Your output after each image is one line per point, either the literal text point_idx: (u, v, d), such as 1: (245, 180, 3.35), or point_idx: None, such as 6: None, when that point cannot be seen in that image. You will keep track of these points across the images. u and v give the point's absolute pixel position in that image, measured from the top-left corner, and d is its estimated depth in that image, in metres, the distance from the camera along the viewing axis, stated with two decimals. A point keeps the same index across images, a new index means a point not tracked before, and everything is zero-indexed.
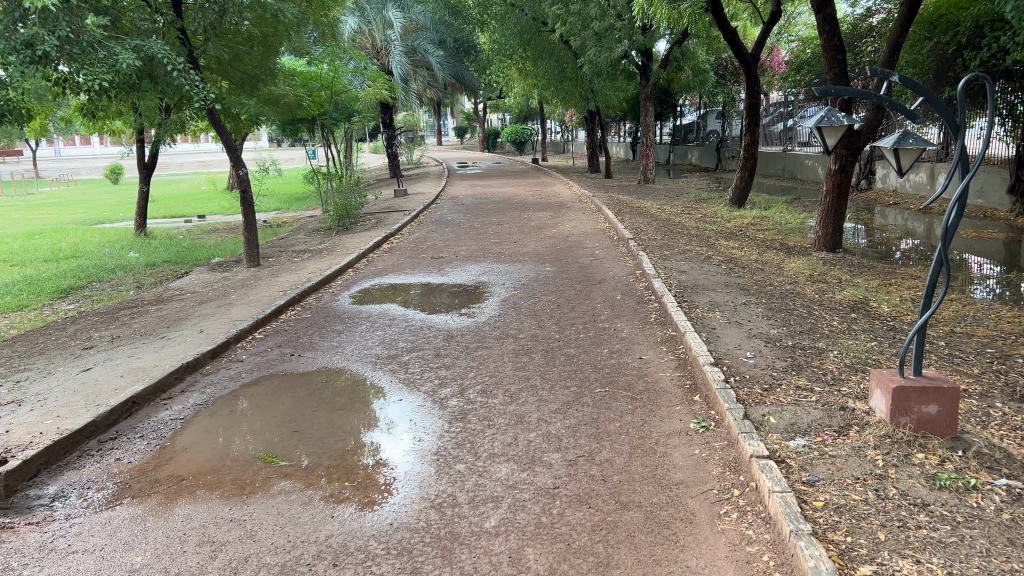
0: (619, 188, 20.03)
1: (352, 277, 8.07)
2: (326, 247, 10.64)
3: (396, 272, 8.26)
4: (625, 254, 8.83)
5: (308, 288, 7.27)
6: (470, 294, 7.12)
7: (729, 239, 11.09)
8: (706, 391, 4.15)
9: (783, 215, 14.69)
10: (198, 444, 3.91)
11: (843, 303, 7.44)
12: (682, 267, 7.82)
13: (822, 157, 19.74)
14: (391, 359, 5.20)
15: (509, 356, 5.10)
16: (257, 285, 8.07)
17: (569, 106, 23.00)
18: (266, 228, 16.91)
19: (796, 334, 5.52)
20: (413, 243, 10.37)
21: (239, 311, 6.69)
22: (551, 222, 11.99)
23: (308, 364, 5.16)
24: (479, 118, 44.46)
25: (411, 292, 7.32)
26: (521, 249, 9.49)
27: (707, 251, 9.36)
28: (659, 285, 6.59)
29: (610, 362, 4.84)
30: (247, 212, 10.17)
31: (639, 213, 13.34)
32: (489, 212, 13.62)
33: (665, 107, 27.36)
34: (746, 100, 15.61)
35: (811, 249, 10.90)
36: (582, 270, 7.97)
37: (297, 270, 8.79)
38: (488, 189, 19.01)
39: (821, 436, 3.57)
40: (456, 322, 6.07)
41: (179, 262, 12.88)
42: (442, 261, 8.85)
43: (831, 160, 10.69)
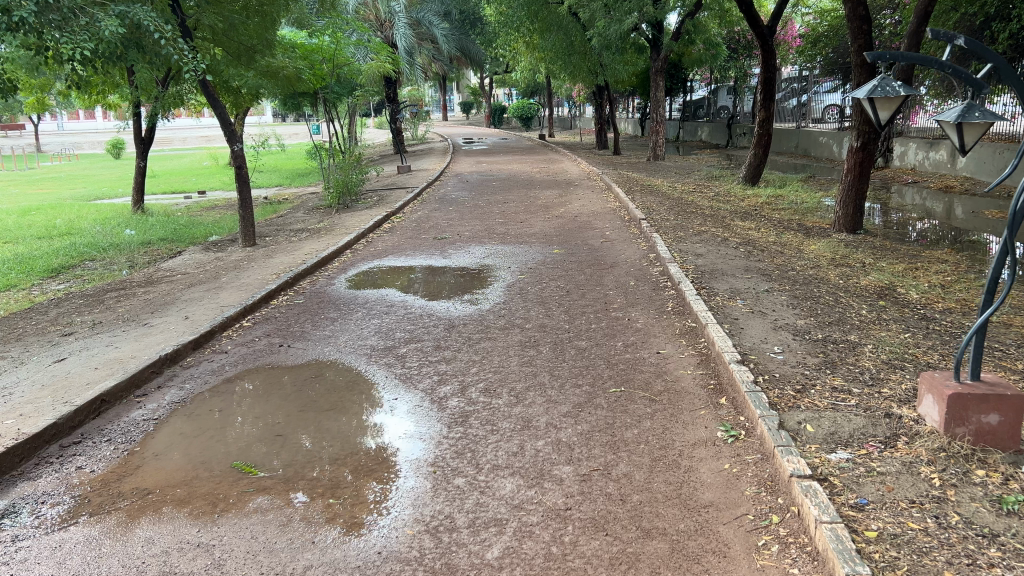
0: (628, 166, 19.52)
1: (350, 259, 7.66)
2: (324, 227, 10.23)
3: (396, 253, 7.86)
4: (636, 235, 8.40)
5: (303, 270, 6.87)
6: (474, 278, 6.71)
7: (744, 219, 10.63)
8: (733, 393, 3.75)
9: (798, 195, 14.20)
10: (172, 449, 3.53)
11: (869, 289, 7.02)
12: (698, 250, 7.41)
13: (838, 134, 19.20)
14: (387, 351, 4.80)
15: (515, 349, 4.71)
16: (251, 266, 7.67)
17: (577, 81, 22.45)
18: (266, 205, 16.49)
19: (825, 326, 5.11)
20: (416, 222, 9.95)
21: (229, 295, 6.31)
22: (559, 201, 11.55)
23: (297, 356, 4.77)
24: (486, 93, 43.85)
25: (411, 275, 6.91)
26: (528, 230, 9.07)
27: (723, 232, 8.92)
28: (676, 271, 6.18)
29: (625, 357, 4.45)
30: (243, 189, 9.74)
31: (650, 192, 12.90)
32: (495, 190, 13.20)
33: (675, 82, 26.75)
34: (761, 74, 15.06)
35: (829, 230, 10.43)
36: (591, 252, 7.56)
37: (293, 250, 8.39)
38: (493, 166, 18.56)
39: (865, 448, 3.18)
40: (460, 310, 5.67)
41: (175, 241, 12.49)
42: (444, 242, 8.44)
43: (852, 138, 10.22)
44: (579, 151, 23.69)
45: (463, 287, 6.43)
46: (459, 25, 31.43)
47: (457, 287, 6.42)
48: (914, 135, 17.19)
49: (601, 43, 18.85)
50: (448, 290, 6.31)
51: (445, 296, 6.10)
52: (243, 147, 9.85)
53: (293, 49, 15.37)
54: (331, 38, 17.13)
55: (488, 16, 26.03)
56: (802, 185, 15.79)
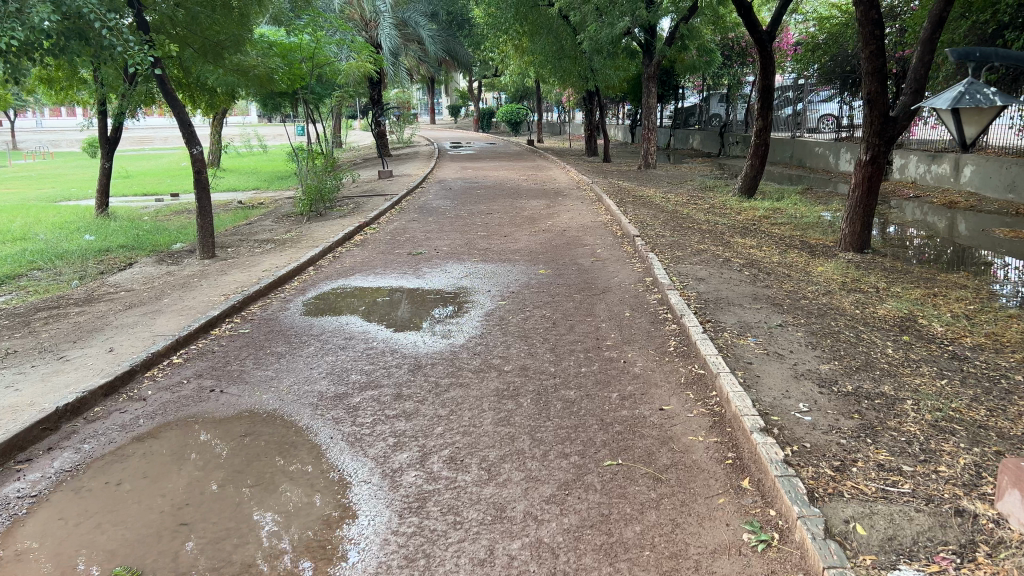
0: (619, 174, 18.81)
1: (312, 277, 6.88)
2: (291, 237, 9.43)
3: (365, 271, 7.09)
4: (630, 254, 7.67)
5: (255, 293, 6.07)
6: (446, 303, 5.94)
7: (744, 236, 9.93)
8: (757, 474, 3.01)
9: (797, 208, 13.53)
10: (40, 545, 2.76)
11: (888, 320, 6.30)
12: (699, 273, 6.69)
13: (835, 145, 18.64)
14: (338, 400, 4.03)
15: (487, 400, 3.93)
16: (202, 284, 6.89)
17: (566, 86, 21.74)
18: (240, 210, 15.68)
19: (853, 373, 4.38)
20: (391, 234, 9.18)
21: (166, 321, 5.52)
22: (547, 212, 10.81)
23: (230, 405, 4.00)
24: (474, 97, 43.10)
25: (376, 300, 6.11)
26: (512, 246, 8.31)
27: (724, 251, 8.21)
28: (676, 300, 5.44)
29: (621, 415, 3.69)
30: (202, 196, 8.94)
31: (642, 204, 12.20)
32: (480, 199, 12.45)
33: (667, 89, 26.13)
34: (760, 82, 14.40)
35: (835, 249, 9.75)
36: (579, 274, 6.80)
37: (252, 265, 7.60)
38: (479, 172, 17.81)
39: (936, 563, 2.45)
40: (425, 343, 4.91)
41: (134, 249, 11.66)
42: (417, 259, 7.66)
43: (861, 150, 9.54)
44: (568, 158, 22.99)
45: (434, 313, 5.66)
46: (448, 26, 30.68)
47: (424, 313, 5.65)
48: (915, 147, 16.57)
49: (592, 46, 18.15)
50: (416, 318, 5.54)
51: (410, 326, 5.33)
52: (204, 150, 9.03)
53: (269, 47, 14.58)
54: (310, 36, 16.36)
55: (475, 17, 25.29)
56: (800, 198, 15.13)
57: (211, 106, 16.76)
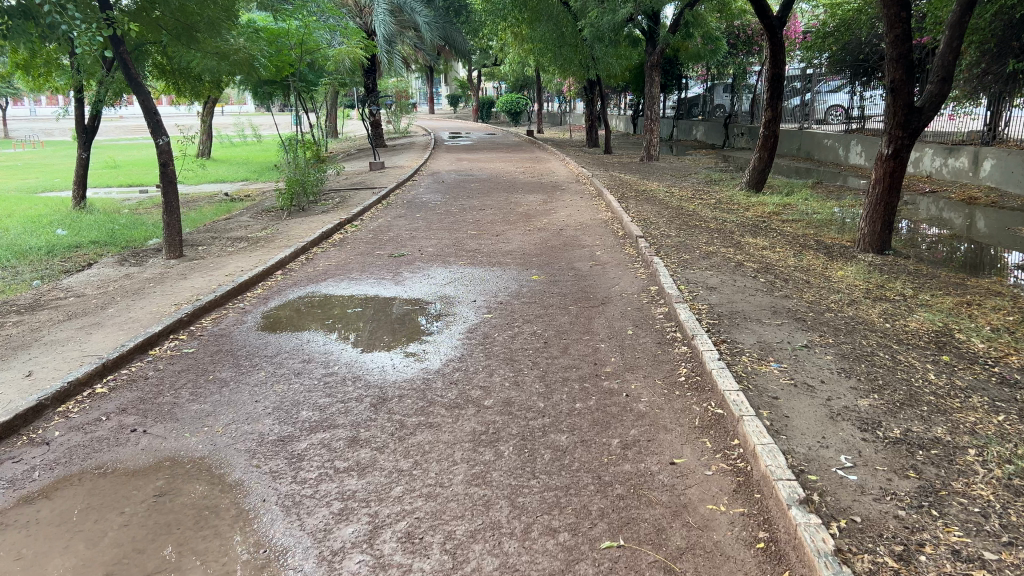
0: (620, 166, 18.06)
1: (279, 283, 6.17)
2: (266, 235, 8.74)
3: (339, 277, 6.38)
4: (633, 257, 6.97)
5: (209, 303, 5.36)
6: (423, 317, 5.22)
7: (755, 236, 9.23)
8: (801, 570, 2.32)
9: (808, 204, 12.82)
10: None
11: (922, 335, 5.59)
12: (710, 282, 5.99)
13: (844, 137, 17.95)
14: (283, 445, 3.33)
15: (460, 448, 3.23)
16: (157, 290, 6.20)
17: (567, 75, 20.97)
18: (224, 203, 14.98)
19: (899, 412, 3.67)
20: (373, 232, 8.49)
21: (101, 336, 4.82)
22: (543, 208, 10.10)
23: (152, 451, 3.31)
24: (473, 86, 42.32)
25: (345, 311, 5.40)
26: (504, 247, 7.61)
27: (736, 254, 7.51)
28: (686, 318, 4.74)
29: (625, 472, 3.00)
30: (170, 191, 8.23)
31: (646, 198, 11.50)
32: (473, 193, 11.75)
33: (671, 79, 25.40)
34: (770, 70, 13.63)
35: (853, 250, 9.06)
36: (575, 281, 6.10)
37: (216, 267, 6.91)
38: (476, 164, 17.10)
39: None
40: (399, 368, 4.19)
41: (105, 245, 10.97)
42: (398, 262, 6.95)
43: (881, 144, 8.81)
44: (568, 149, 22.24)
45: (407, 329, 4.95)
46: (445, 13, 29.86)
47: (396, 330, 4.93)
48: (930, 140, 15.84)
49: (593, 34, 17.44)
50: (385, 336, 4.82)
51: (380, 345, 4.62)
52: (170, 141, 8.28)
53: (255, 32, 13.86)
54: (299, 21, 15.56)
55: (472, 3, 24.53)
56: (811, 192, 14.43)
57: (195, 93, 16.03)
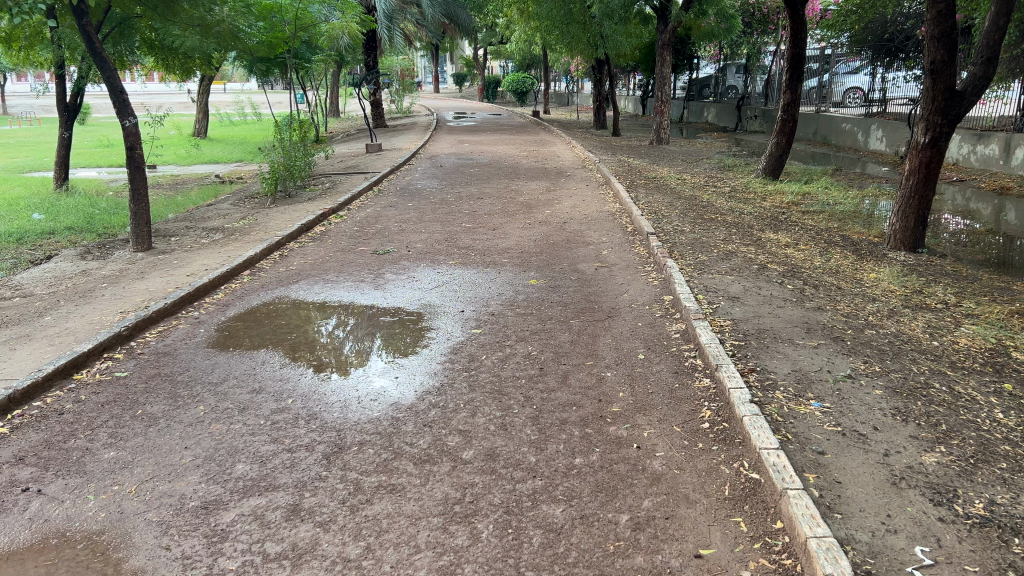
0: (628, 150, 17.26)
1: (244, 285, 5.47)
2: (244, 225, 8.06)
3: (312, 279, 5.66)
4: (643, 257, 6.27)
5: (157, 312, 4.67)
6: (399, 332, 4.51)
7: (775, 230, 8.49)
8: None
9: (829, 194, 12.05)
10: None
11: (975, 354, 4.84)
12: (731, 291, 5.26)
13: (864, 121, 17.25)
14: (207, 516, 2.64)
15: (425, 527, 2.54)
16: (109, 291, 5.51)
17: (573, 54, 20.12)
18: (211, 186, 14.28)
19: (979, 476, 2.94)
20: (360, 223, 7.79)
21: (23, 352, 4.13)
22: (546, 198, 9.39)
23: (38, 521, 2.62)
24: (479, 65, 41.37)
25: (316, 320, 4.76)
26: (499, 243, 6.90)
27: (757, 254, 6.79)
28: (709, 341, 4.02)
29: (640, 568, 2.31)
30: (137, 178, 7.52)
31: (656, 187, 10.78)
32: (471, 179, 11.04)
33: (682, 59, 24.57)
34: (791, 50, 12.79)
35: (882, 247, 8.32)
36: (577, 288, 5.38)
37: (180, 264, 6.22)
38: (477, 146, 16.38)
39: None
40: (360, 404, 3.48)
41: (80, 232, 10.32)
42: (380, 261, 6.23)
43: (918, 131, 8.00)
44: (574, 131, 21.46)
45: (379, 348, 4.25)
46: None
47: (364, 349, 4.23)
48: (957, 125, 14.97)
49: (601, 11, 16.59)
50: (362, 348, 4.27)
51: (343, 369, 3.92)
52: (138, 123, 7.49)
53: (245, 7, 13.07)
54: None
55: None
56: (831, 180, 13.66)
57: (185, 71, 15.24)
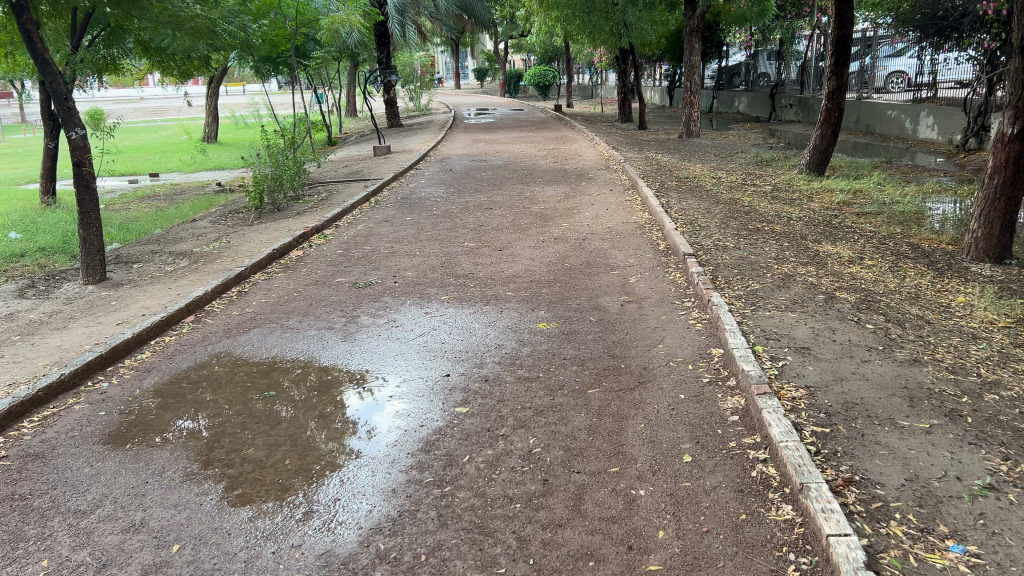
0: (657, 144, 16.04)
1: (180, 340, 4.34)
2: (216, 248, 7.01)
3: (268, 328, 4.54)
4: (680, 287, 5.11)
5: (46, 389, 3.57)
6: (350, 417, 3.33)
7: (831, 240, 7.27)
8: None
9: (884, 191, 10.72)
10: None
11: None
12: (799, 338, 4.05)
13: (912, 107, 15.90)
14: None
15: None
16: (16, 346, 4.44)
17: (594, 44, 18.84)
18: (205, 196, 13.30)
19: None
20: (346, 244, 6.70)
21: None
22: (564, 206, 8.27)
23: None
24: (500, 59, 40.19)
25: (284, 366, 3.96)
26: (506, 267, 5.76)
27: (818, 275, 5.59)
28: (789, 438, 2.79)
29: None
30: (86, 199, 6.45)
31: (688, 189, 9.59)
32: (482, 185, 9.92)
33: (711, 46, 23.23)
34: (835, 31, 11.46)
35: (959, 256, 6.96)
36: (599, 335, 4.19)
37: (119, 306, 5.14)
38: (494, 146, 15.26)
39: None
40: (364, 429, 3.21)
41: (52, 255, 9.36)
42: (357, 298, 5.09)
43: (1005, 119, 6.66)
44: (597, 125, 20.22)
45: (403, 360, 3.96)
46: None
47: (363, 374, 3.80)
48: None
49: None
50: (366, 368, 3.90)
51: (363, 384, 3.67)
52: (86, 135, 6.42)
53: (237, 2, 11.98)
54: None
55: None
56: (881, 174, 12.31)
57: (181, 74, 14.16)
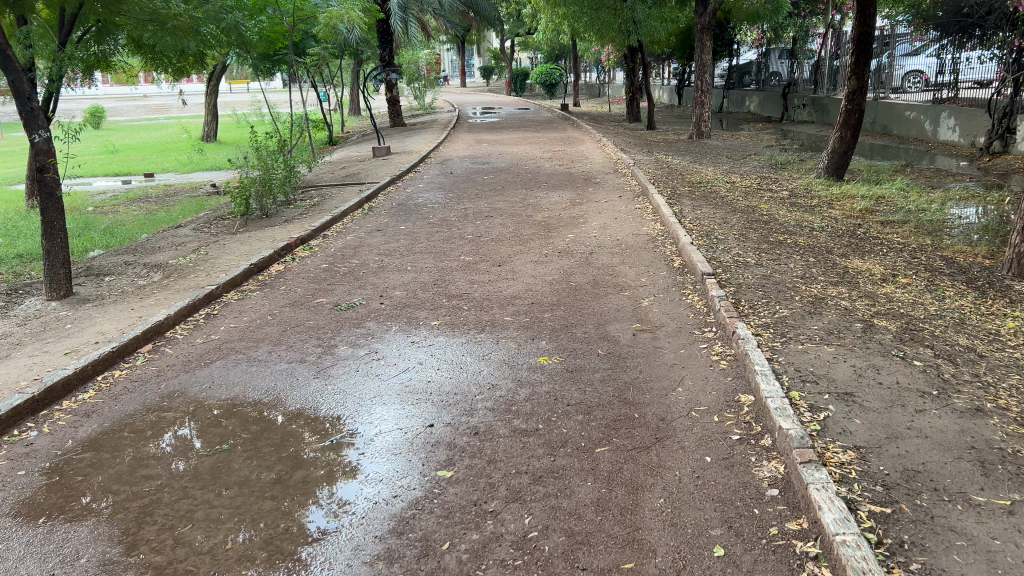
0: (666, 146, 15.48)
1: (130, 376, 3.82)
2: (192, 261, 6.49)
3: (232, 359, 4.01)
4: (698, 313, 4.56)
5: None
6: (311, 481, 2.80)
7: (859, 254, 6.70)
8: None
9: (907, 197, 10.14)
10: None
11: None
12: (840, 381, 3.50)
13: (931, 108, 15.30)
14: None
15: None
16: None
17: (601, 42, 18.27)
18: (197, 199, 12.80)
19: None
20: (331, 257, 6.16)
21: None
22: (569, 214, 7.72)
23: None
24: (507, 56, 39.60)
25: (246, 408, 3.44)
26: (504, 287, 5.22)
27: (851, 298, 5.03)
28: (847, 528, 2.24)
29: None
30: (50, 208, 5.93)
31: (701, 195, 9.03)
32: (483, 190, 9.38)
33: (722, 44, 22.62)
34: (855, 29, 10.79)
35: (1001, 272, 6.35)
36: (608, 375, 3.65)
37: (73, 331, 4.62)
38: (498, 147, 14.72)
39: None
40: (335, 484, 2.77)
41: (27, 263, 8.87)
42: (337, 323, 4.56)
43: None
44: (605, 125, 19.66)
45: (385, 402, 3.45)
46: None
47: (333, 423, 3.26)
48: None
49: None
50: (340, 413, 3.37)
51: (338, 434, 3.16)
52: (49, 138, 5.88)
53: None
54: None
55: None
56: (902, 179, 11.72)
57: (176, 72, 13.64)
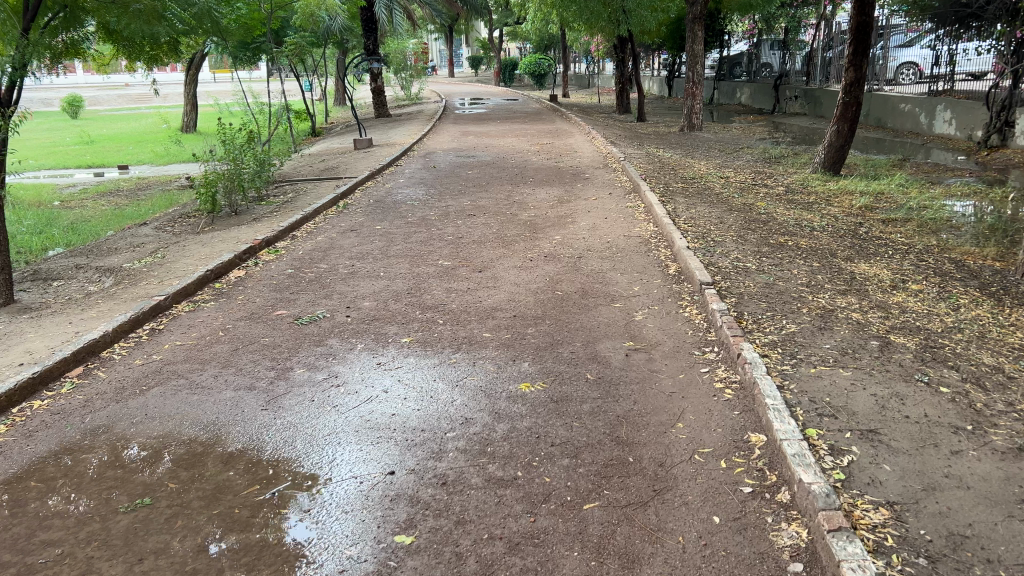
0: (658, 139, 15.02)
1: (52, 408, 3.32)
2: (148, 265, 5.98)
3: (172, 386, 3.53)
4: (697, 329, 4.11)
5: None
6: (242, 549, 2.34)
7: (865, 257, 6.27)
8: None
9: (907, 193, 9.74)
10: None
11: None
12: (862, 415, 3.06)
13: (928, 100, 14.91)
14: None
15: None
16: None
17: (591, 31, 17.77)
18: (168, 193, 12.24)
19: None
20: (297, 262, 5.67)
21: None
22: (556, 212, 7.26)
23: None
24: (495, 46, 38.97)
25: (180, 448, 2.97)
26: (483, 297, 4.76)
27: (862, 310, 4.58)
28: None
29: None
30: None
31: (696, 192, 8.59)
32: (466, 185, 8.90)
33: (714, 34, 22.14)
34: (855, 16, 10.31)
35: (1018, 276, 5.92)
36: (598, 407, 3.20)
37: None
38: (483, 139, 14.21)
39: None
40: (272, 554, 2.31)
41: None
42: (296, 340, 4.08)
43: None
44: (595, 117, 19.18)
45: (341, 440, 2.99)
46: None
47: (277, 469, 2.80)
48: None
49: None
50: (289, 455, 2.90)
51: (283, 483, 2.70)
52: None
53: None
54: None
55: None
56: (900, 174, 11.32)
57: (148, 61, 13.06)
